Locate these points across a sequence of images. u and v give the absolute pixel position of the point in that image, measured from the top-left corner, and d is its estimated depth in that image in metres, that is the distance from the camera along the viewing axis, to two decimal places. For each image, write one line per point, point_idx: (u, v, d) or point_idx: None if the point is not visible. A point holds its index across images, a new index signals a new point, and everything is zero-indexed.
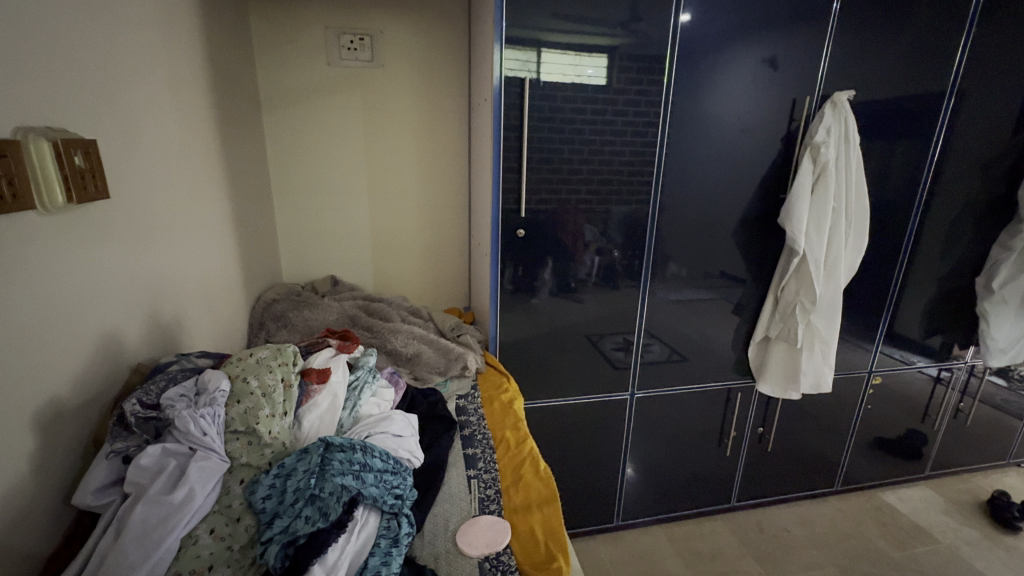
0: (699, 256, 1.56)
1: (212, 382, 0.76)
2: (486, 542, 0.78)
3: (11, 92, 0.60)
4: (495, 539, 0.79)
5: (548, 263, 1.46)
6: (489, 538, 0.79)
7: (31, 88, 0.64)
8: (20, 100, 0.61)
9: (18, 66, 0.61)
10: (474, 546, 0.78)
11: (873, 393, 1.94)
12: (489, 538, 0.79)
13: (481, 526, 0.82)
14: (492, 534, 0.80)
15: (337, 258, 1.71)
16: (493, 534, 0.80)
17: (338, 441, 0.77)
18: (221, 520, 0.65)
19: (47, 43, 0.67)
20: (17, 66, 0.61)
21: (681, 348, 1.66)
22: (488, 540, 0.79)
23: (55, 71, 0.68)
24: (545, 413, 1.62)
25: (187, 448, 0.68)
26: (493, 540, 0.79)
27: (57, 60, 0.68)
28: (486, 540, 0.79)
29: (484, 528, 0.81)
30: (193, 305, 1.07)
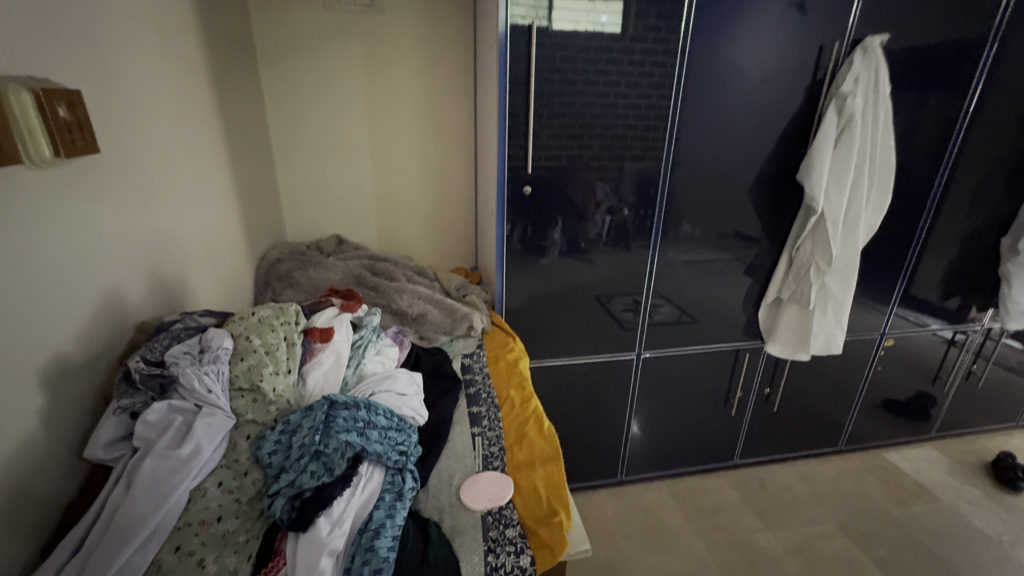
0: (712, 215, 1.50)
1: (215, 340, 0.77)
2: (490, 496, 0.80)
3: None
4: (498, 493, 0.80)
5: (558, 221, 1.42)
6: (493, 493, 0.80)
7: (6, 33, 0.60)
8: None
9: None
10: (478, 500, 0.79)
11: (884, 355, 1.92)
12: (492, 493, 0.80)
13: (484, 481, 0.83)
14: (496, 488, 0.81)
15: (342, 217, 1.68)
16: (497, 489, 0.81)
17: (342, 399, 0.78)
18: (228, 474, 0.67)
19: None
20: None
21: (690, 309, 1.63)
22: (492, 494, 0.80)
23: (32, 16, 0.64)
24: (551, 372, 1.63)
25: (193, 405, 0.69)
26: (496, 495, 0.80)
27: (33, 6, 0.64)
28: (490, 495, 0.80)
29: (488, 483, 0.83)
30: (196, 264, 1.06)
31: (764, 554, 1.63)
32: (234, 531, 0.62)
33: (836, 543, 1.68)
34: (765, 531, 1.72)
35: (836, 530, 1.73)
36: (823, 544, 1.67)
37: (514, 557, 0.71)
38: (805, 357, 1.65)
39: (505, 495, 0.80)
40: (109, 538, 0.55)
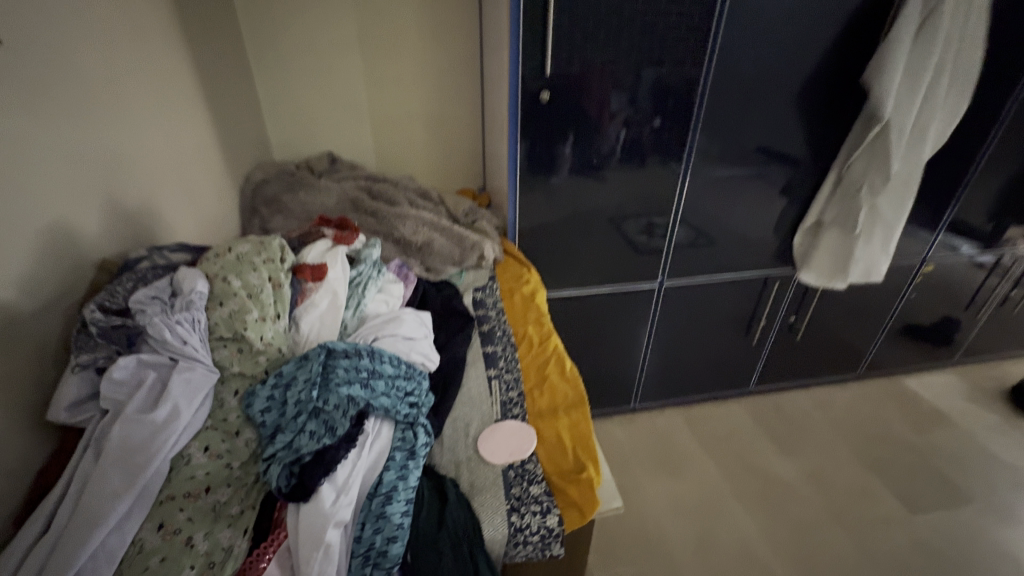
0: (757, 126, 1.31)
1: (186, 282, 0.65)
2: (510, 450, 0.73)
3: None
4: (520, 447, 0.73)
5: (569, 137, 1.24)
6: (514, 446, 0.73)
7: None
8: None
9: None
10: (496, 452, 0.73)
11: (921, 281, 1.80)
12: (513, 446, 0.74)
13: (504, 432, 0.76)
14: (517, 441, 0.74)
15: (333, 131, 1.49)
16: (518, 441, 0.74)
17: (341, 347, 0.68)
18: (216, 437, 0.59)
19: None
20: None
21: (721, 234, 1.49)
22: (512, 448, 0.73)
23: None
24: (567, 303, 1.53)
25: (168, 358, 0.59)
26: (518, 448, 0.73)
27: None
28: (510, 448, 0.73)
29: (508, 433, 0.76)
30: (165, 190, 0.92)
31: (777, 479, 1.66)
32: (227, 502, 0.54)
33: (848, 469, 1.70)
34: (779, 457, 1.73)
35: (850, 457, 1.74)
36: (835, 469, 1.70)
37: (540, 518, 0.66)
38: (841, 285, 1.54)
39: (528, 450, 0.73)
40: (79, 519, 0.48)
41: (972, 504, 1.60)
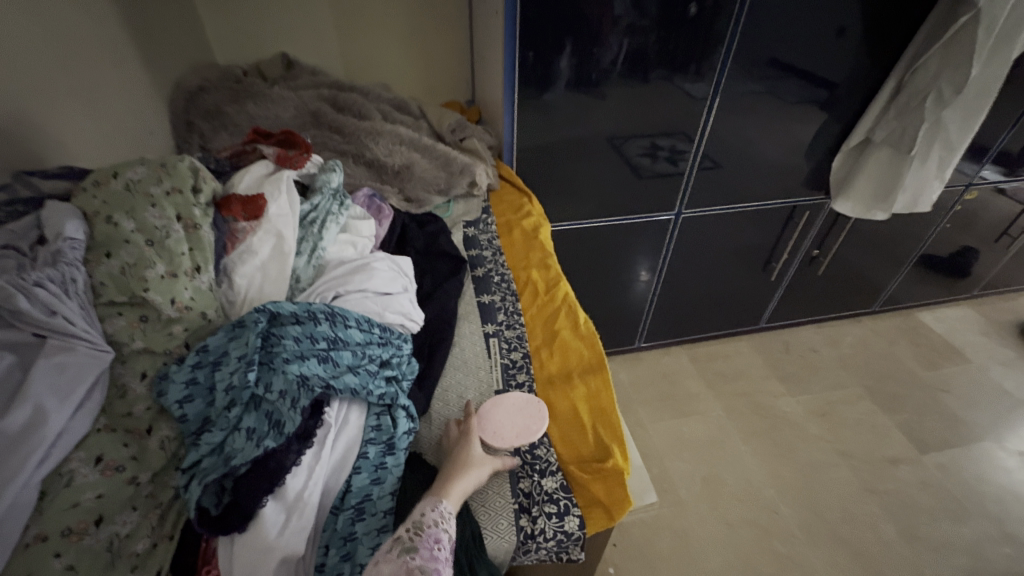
0: (816, 16, 1.04)
1: (53, 225, 0.46)
2: (517, 430, 0.57)
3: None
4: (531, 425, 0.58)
5: (567, 45, 0.99)
6: (523, 424, 0.58)
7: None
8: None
9: None
10: (498, 431, 0.57)
11: (958, 211, 1.64)
12: (522, 423, 0.58)
13: (507, 405, 0.60)
14: (526, 418, 0.59)
15: (284, 25, 1.20)
16: (528, 418, 0.59)
17: (288, 309, 0.50)
18: (114, 442, 0.42)
19: None
20: None
21: (751, 154, 1.28)
22: (521, 427, 0.58)
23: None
24: (571, 236, 1.35)
25: (30, 335, 0.41)
26: (528, 427, 0.58)
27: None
28: (518, 427, 0.58)
29: (512, 406, 0.60)
30: (46, 92, 0.68)
31: (785, 419, 1.59)
32: (130, 535, 0.39)
33: (858, 406, 1.63)
34: (787, 395, 1.66)
35: (859, 394, 1.67)
36: (844, 407, 1.63)
37: (555, 521, 0.53)
38: (881, 216, 1.36)
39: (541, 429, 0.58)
40: None
41: (981, 442, 1.55)
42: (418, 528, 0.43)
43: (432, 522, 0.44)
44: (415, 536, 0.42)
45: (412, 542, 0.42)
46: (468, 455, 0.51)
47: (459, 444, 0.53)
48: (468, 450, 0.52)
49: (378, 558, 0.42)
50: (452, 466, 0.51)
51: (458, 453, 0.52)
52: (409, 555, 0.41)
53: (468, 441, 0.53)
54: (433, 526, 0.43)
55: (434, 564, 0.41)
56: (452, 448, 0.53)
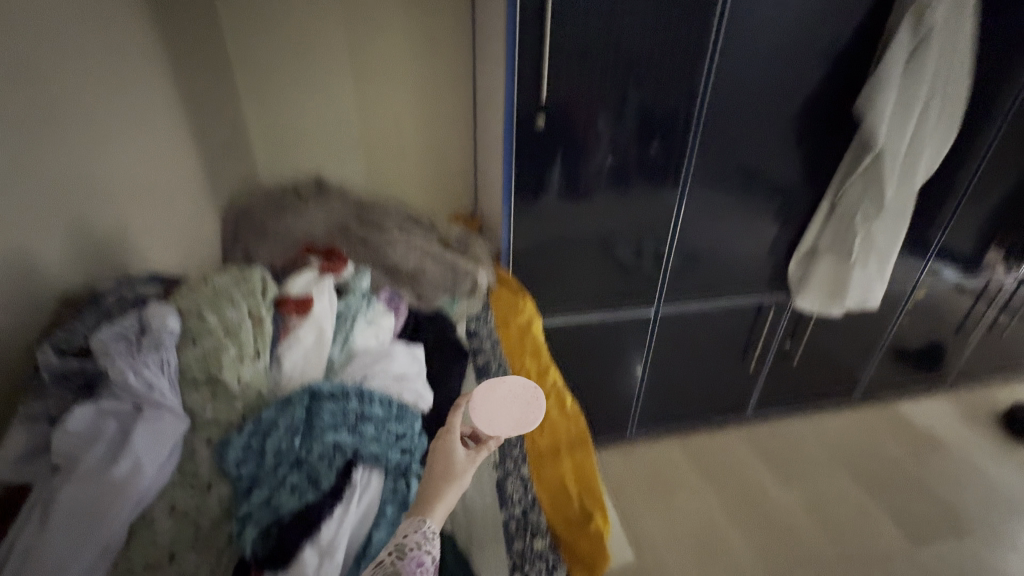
0: (749, 150, 1.30)
1: (155, 318, 0.59)
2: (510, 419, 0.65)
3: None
4: (523, 414, 0.67)
5: (556, 161, 1.21)
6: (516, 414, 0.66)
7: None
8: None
9: None
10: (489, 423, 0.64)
11: (912, 307, 1.79)
12: (515, 413, 0.67)
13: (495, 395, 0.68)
14: (516, 411, 0.66)
15: (320, 157, 1.46)
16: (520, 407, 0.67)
17: (326, 388, 0.62)
18: (184, 492, 0.52)
19: None
20: None
21: (712, 259, 1.47)
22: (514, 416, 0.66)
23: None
24: (561, 329, 1.48)
25: (131, 406, 0.53)
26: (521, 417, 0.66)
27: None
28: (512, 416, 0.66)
29: (499, 398, 0.68)
30: (142, 214, 0.87)
31: (776, 511, 1.61)
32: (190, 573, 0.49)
33: (847, 498, 1.67)
34: (776, 485, 1.69)
35: (847, 485, 1.70)
36: (833, 498, 1.66)
37: None
38: (836, 312, 1.53)
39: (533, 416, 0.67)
40: None
41: (971, 537, 1.57)
42: (400, 551, 0.50)
43: (413, 545, 0.50)
44: (397, 561, 0.49)
45: (394, 567, 0.48)
46: (452, 465, 0.56)
47: (446, 449, 0.58)
48: (453, 461, 0.57)
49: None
50: (438, 477, 0.56)
51: (445, 459, 0.57)
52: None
53: (454, 447, 0.58)
54: (413, 551, 0.50)
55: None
56: (439, 452, 0.57)
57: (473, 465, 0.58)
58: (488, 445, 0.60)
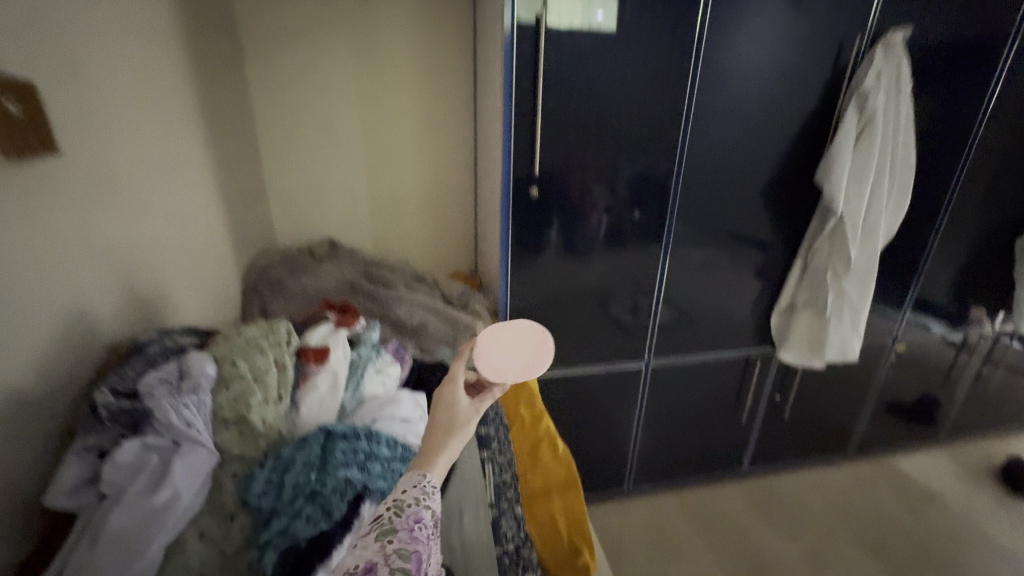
0: (723, 214, 1.44)
1: (195, 365, 0.68)
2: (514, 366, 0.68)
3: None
4: (527, 360, 0.69)
5: (551, 224, 1.34)
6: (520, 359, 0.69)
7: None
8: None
9: None
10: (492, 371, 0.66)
11: (895, 360, 1.86)
12: (518, 359, 0.69)
13: (492, 342, 0.70)
14: (520, 352, 0.70)
15: (333, 222, 1.61)
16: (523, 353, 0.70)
17: (340, 429, 0.69)
18: (211, 521, 0.59)
19: None
20: None
21: (697, 314, 1.57)
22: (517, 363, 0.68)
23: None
24: (558, 382, 1.54)
25: (171, 442, 0.61)
26: (526, 363, 0.69)
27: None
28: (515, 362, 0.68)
29: (497, 345, 0.70)
30: (181, 274, 0.97)
31: (777, 569, 1.59)
32: None
33: (849, 555, 1.65)
34: (776, 541, 1.68)
35: (849, 542, 1.69)
36: (835, 556, 1.64)
37: None
38: (819, 364, 1.60)
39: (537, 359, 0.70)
40: None
41: None
42: (398, 508, 0.49)
43: (410, 502, 0.50)
44: (393, 519, 0.49)
45: (390, 524, 0.48)
46: (454, 418, 0.55)
47: (449, 399, 0.58)
48: (456, 412, 0.56)
49: (367, 533, 0.49)
50: (441, 429, 0.55)
51: (448, 412, 0.56)
52: (387, 539, 0.47)
53: (456, 397, 0.57)
54: (411, 508, 0.49)
55: (412, 543, 0.48)
56: (443, 404, 0.57)
57: (477, 416, 0.57)
58: (492, 393, 0.60)
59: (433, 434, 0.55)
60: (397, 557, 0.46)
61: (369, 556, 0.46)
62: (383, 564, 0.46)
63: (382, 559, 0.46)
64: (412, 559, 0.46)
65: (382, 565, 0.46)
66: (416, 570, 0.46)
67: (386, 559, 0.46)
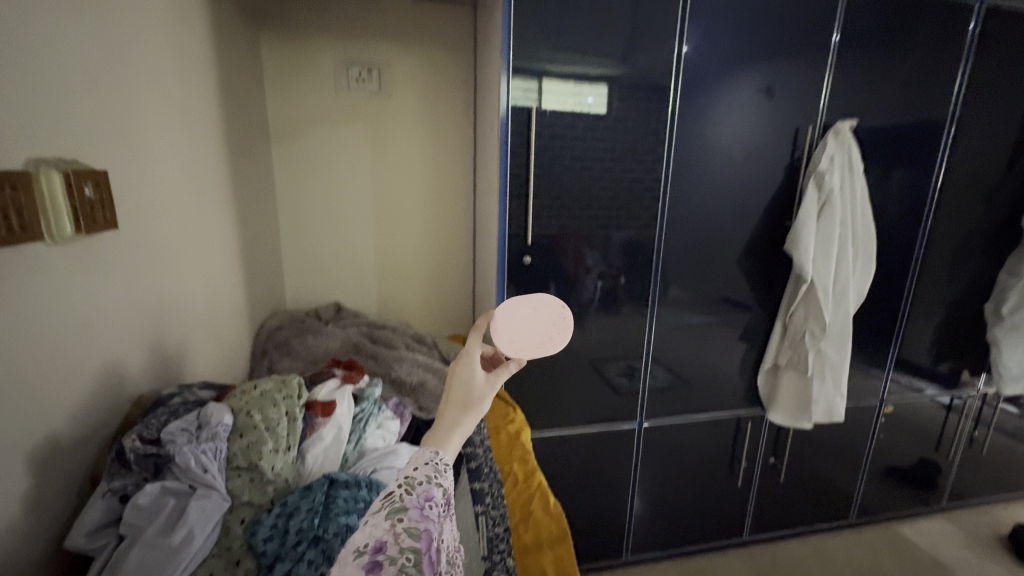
0: (704, 279, 1.55)
1: (214, 416, 0.74)
2: (528, 342, 0.68)
3: (13, 90, 0.57)
4: (544, 334, 0.69)
5: (545, 288, 1.44)
6: (536, 333, 0.69)
7: (43, 85, 0.62)
8: (20, 111, 0.58)
9: (51, 118, 0.63)
10: (508, 345, 0.68)
11: (885, 422, 1.89)
12: (534, 333, 0.69)
13: (511, 312, 0.70)
14: (538, 333, 0.69)
15: (342, 287, 1.77)
16: (541, 326, 0.69)
17: (342, 478, 0.74)
18: (219, 564, 0.63)
19: (78, 90, 0.69)
20: (51, 118, 0.63)
21: (687, 375, 1.63)
22: (533, 338, 0.68)
23: (66, 71, 0.66)
24: (552, 442, 1.56)
25: (188, 486, 0.66)
26: (542, 337, 0.69)
27: (75, 67, 0.68)
28: (530, 337, 0.68)
29: (516, 318, 0.69)
30: (200, 334, 1.05)
31: None
32: None
33: None
34: None
35: None
36: None
37: None
38: (808, 425, 1.64)
39: (555, 331, 0.69)
40: None
41: None
42: (410, 486, 0.51)
43: (422, 479, 0.51)
44: (403, 497, 0.50)
45: (401, 503, 0.49)
46: (470, 394, 0.58)
47: (467, 373, 0.60)
48: (471, 389, 0.59)
49: (376, 512, 0.50)
50: (458, 403, 0.58)
51: (465, 387, 0.59)
52: (397, 517, 0.48)
53: (474, 371, 0.60)
54: (422, 486, 0.51)
55: (422, 521, 0.49)
56: (460, 378, 0.60)
57: (492, 392, 0.59)
58: (507, 368, 0.61)
59: (452, 408, 0.58)
60: (408, 535, 0.47)
61: (379, 534, 0.47)
62: (393, 542, 0.47)
63: (392, 537, 0.47)
64: (422, 537, 0.48)
65: (392, 543, 0.47)
66: (426, 546, 0.48)
67: (396, 537, 0.47)
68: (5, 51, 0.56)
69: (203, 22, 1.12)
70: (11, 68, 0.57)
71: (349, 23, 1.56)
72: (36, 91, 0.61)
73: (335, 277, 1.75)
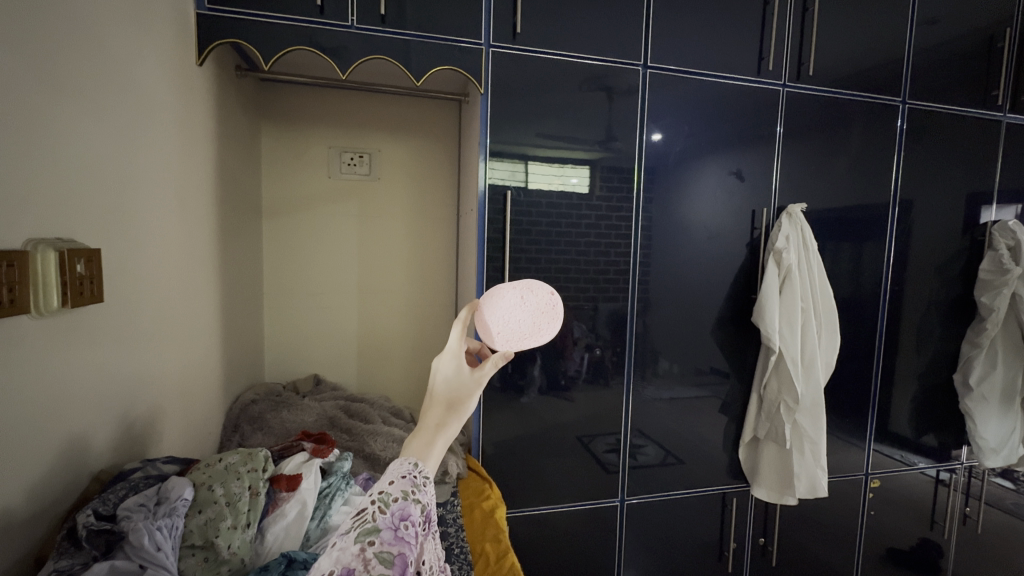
0: (682, 351, 1.59)
1: (174, 490, 0.73)
2: (520, 331, 0.74)
3: (27, 175, 0.64)
4: (534, 322, 0.76)
5: (537, 360, 1.47)
6: (527, 322, 0.75)
7: (55, 173, 0.70)
8: (30, 194, 0.65)
9: (55, 202, 0.70)
10: (497, 335, 0.74)
11: (874, 498, 1.85)
12: (525, 323, 0.75)
13: (498, 302, 0.75)
14: (521, 318, 0.74)
15: (325, 359, 1.78)
16: (530, 314, 0.75)
17: (301, 557, 0.72)
18: None
19: (85, 174, 0.76)
20: (55, 201, 0.70)
21: (670, 449, 1.61)
22: (525, 326, 0.75)
23: (80, 157, 0.75)
24: (533, 523, 1.51)
25: (137, 565, 0.62)
26: (532, 325, 0.76)
27: (83, 156, 0.76)
28: (522, 327, 0.74)
29: (500, 309, 0.74)
30: (171, 406, 1.04)
31: None
32: None
33: None
34: None
35: None
36: None
37: None
38: (791, 501, 1.61)
39: (541, 313, 0.77)
40: None
41: None
42: (384, 504, 0.52)
43: (396, 497, 0.53)
44: (376, 516, 0.51)
45: (373, 523, 0.50)
46: (455, 395, 0.61)
47: (451, 370, 0.63)
48: (457, 390, 0.61)
49: (346, 533, 0.50)
50: (444, 404, 0.61)
51: (450, 388, 0.61)
52: (367, 541, 0.49)
53: (458, 370, 0.63)
54: (397, 505, 0.53)
55: (395, 543, 0.50)
56: (444, 378, 0.62)
57: (478, 389, 0.62)
58: (491, 361, 0.63)
59: (438, 409, 0.61)
60: (378, 561, 0.48)
61: (347, 559, 0.47)
62: (363, 568, 0.47)
63: (361, 563, 0.47)
64: (394, 562, 0.48)
65: (361, 569, 0.47)
66: (398, 570, 0.48)
67: (366, 563, 0.47)
68: (29, 148, 0.65)
69: (208, 117, 1.25)
70: (23, 160, 0.64)
71: (347, 114, 1.72)
72: (50, 175, 0.69)
73: (316, 349, 1.77)
